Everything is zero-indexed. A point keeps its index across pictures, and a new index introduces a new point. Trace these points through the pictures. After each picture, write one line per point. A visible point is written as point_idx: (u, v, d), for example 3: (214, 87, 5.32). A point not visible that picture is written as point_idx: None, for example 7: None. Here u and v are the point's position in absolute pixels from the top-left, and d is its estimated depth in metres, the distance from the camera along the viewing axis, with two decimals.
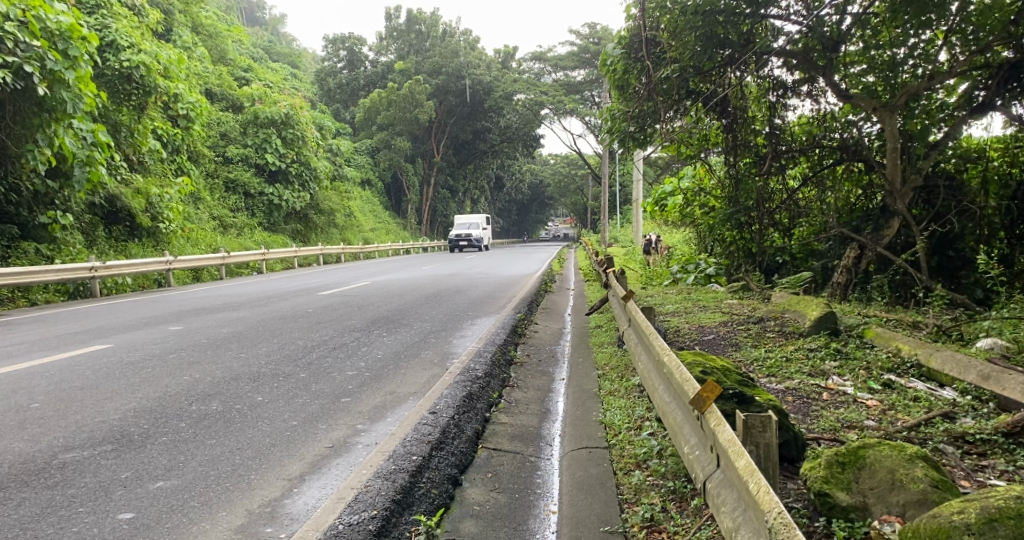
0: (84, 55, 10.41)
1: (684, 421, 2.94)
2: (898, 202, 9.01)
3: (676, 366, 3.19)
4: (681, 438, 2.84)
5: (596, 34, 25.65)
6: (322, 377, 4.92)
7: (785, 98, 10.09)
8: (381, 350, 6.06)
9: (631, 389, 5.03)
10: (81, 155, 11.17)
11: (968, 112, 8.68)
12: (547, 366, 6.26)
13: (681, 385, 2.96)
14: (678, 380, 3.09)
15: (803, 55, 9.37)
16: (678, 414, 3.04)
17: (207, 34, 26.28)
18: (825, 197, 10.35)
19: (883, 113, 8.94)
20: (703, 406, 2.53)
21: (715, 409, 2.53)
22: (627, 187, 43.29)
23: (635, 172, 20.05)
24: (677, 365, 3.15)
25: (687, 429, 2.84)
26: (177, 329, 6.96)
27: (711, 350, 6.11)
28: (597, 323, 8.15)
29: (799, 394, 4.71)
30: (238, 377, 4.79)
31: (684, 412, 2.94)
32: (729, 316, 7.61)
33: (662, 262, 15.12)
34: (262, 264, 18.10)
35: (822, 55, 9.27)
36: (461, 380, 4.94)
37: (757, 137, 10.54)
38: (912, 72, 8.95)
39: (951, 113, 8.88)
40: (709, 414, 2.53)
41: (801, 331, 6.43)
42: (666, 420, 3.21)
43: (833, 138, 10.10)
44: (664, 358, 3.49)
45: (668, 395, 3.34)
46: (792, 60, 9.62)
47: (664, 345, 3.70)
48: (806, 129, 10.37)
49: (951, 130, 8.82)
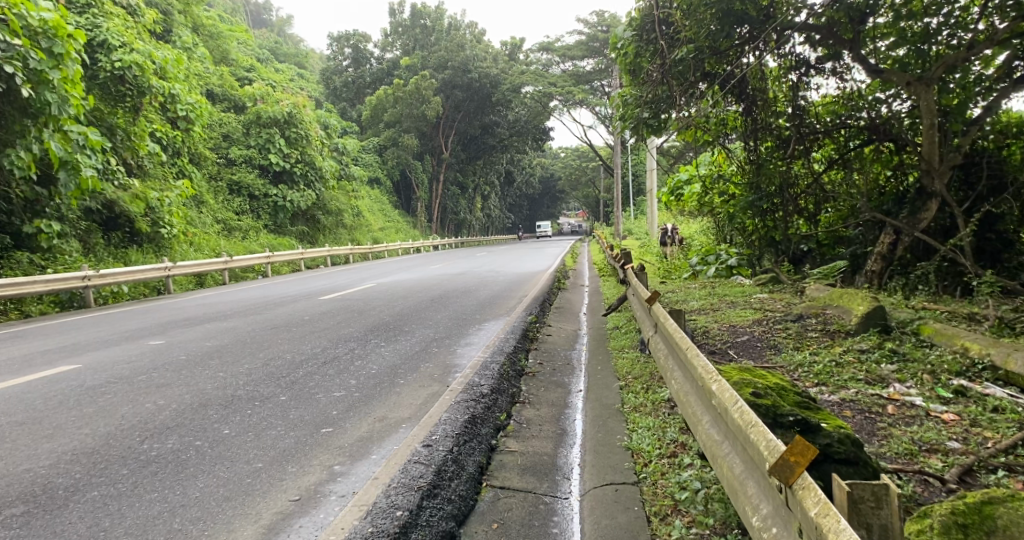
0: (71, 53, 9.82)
1: (749, 474, 2.35)
2: (936, 183, 8.22)
3: (728, 397, 2.57)
4: (753, 509, 2.23)
5: (604, 23, 24.80)
6: (305, 400, 4.29)
7: (807, 77, 9.37)
8: (377, 364, 5.41)
9: (660, 405, 4.41)
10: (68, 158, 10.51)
11: (1011, 84, 7.85)
12: (562, 376, 5.59)
13: (747, 434, 2.32)
14: (737, 424, 2.43)
15: (828, 29, 8.54)
16: (738, 463, 2.44)
17: (209, 35, 25.89)
18: (853, 179, 9.61)
19: (917, 88, 8.11)
20: (793, 475, 2.00)
21: (805, 480, 2.02)
22: (640, 177, 42.44)
23: (649, 162, 19.30)
24: (730, 397, 2.53)
25: (758, 489, 2.25)
26: (158, 343, 6.37)
27: (746, 355, 5.41)
28: (616, 323, 7.50)
29: (858, 407, 4.04)
30: (208, 403, 4.17)
31: (749, 465, 2.35)
32: (763, 313, 6.89)
33: (681, 256, 14.33)
34: (267, 267, 17.57)
35: (848, 29, 8.46)
36: (463, 400, 4.31)
37: (780, 119, 9.72)
38: (947, 43, 8.18)
39: (988, 86, 8.17)
40: (804, 485, 1.99)
41: (846, 329, 5.72)
42: (720, 469, 2.56)
43: (860, 118, 9.34)
44: (709, 385, 2.83)
45: (716, 429, 2.74)
46: (815, 36, 8.86)
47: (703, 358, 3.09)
48: (830, 109, 9.53)
49: (994, 101, 7.97)
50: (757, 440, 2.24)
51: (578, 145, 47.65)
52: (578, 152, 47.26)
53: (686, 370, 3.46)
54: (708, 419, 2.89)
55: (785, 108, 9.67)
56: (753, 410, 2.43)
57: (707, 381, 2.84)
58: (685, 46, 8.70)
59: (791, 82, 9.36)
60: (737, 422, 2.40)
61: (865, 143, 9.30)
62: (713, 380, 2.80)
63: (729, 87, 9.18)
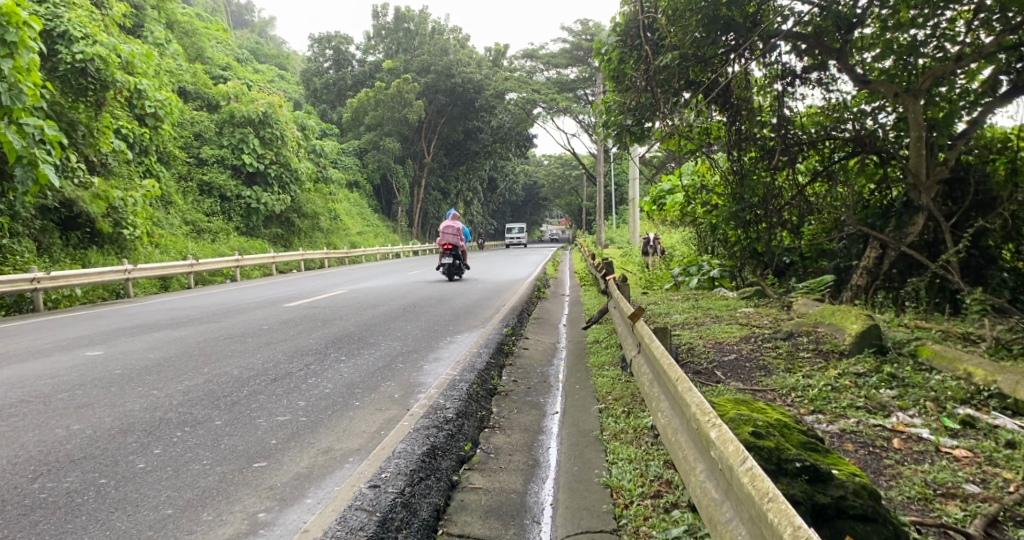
0: (25, 40, 9.22)
1: None
2: (923, 197, 7.92)
3: (737, 455, 2.11)
4: None
5: (588, 31, 24.43)
6: (242, 425, 3.84)
7: (794, 87, 9.05)
8: (332, 382, 4.94)
9: (643, 434, 4.01)
10: (23, 152, 9.85)
11: (997, 98, 7.60)
12: (536, 396, 5.15)
13: (767, 516, 1.85)
14: (749, 496, 1.97)
15: (814, 38, 8.27)
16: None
17: (183, 32, 25.22)
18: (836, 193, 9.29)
19: (907, 99, 7.75)
20: None
21: None
22: (623, 186, 42.20)
23: (632, 170, 18.93)
24: (740, 458, 2.07)
25: None
26: (95, 355, 5.87)
27: (735, 377, 5.00)
28: (596, 337, 7.08)
29: (860, 439, 3.64)
30: (130, 426, 3.72)
31: None
32: (751, 330, 6.49)
33: (664, 265, 13.97)
34: (237, 270, 16.98)
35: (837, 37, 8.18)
36: (423, 427, 3.85)
37: (765, 129, 9.41)
38: (932, 55, 7.82)
39: (974, 100, 7.89)
40: None
41: (840, 349, 5.33)
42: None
43: (844, 130, 9.03)
44: (709, 435, 2.36)
45: (716, 485, 2.29)
46: (800, 44, 8.55)
47: (697, 393, 2.63)
48: (815, 120, 9.22)
49: (980, 115, 7.72)
50: (780, 525, 1.79)
51: (562, 153, 47.34)
52: (562, 160, 46.97)
53: (675, 402, 3.00)
54: (704, 470, 2.44)
55: (771, 117, 9.34)
56: (769, 477, 1.99)
57: (705, 426, 2.38)
58: (670, 53, 8.35)
59: (776, 92, 9.18)
60: (750, 492, 1.95)
61: (850, 155, 8.99)
62: (713, 427, 2.34)
63: (712, 95, 8.87)
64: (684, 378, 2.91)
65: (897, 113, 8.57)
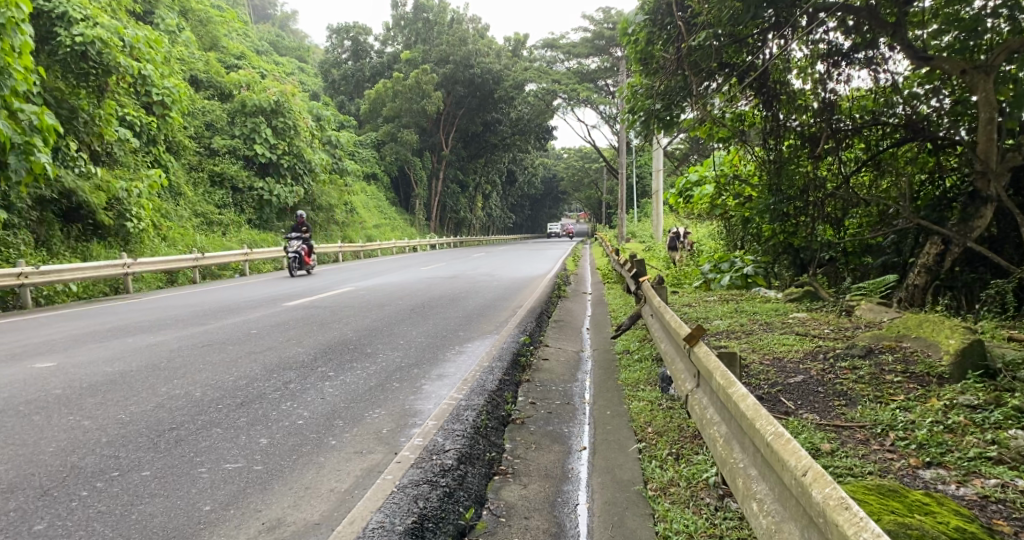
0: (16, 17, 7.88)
1: None
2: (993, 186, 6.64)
3: None
4: None
5: (611, 19, 23.28)
6: (177, 473, 2.99)
7: (839, 67, 7.91)
8: (308, 409, 4.00)
9: (702, 491, 3.03)
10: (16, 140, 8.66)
11: None
12: (557, 424, 4.17)
13: None
14: None
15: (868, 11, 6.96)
16: None
17: (197, 20, 24.48)
18: (880, 181, 8.13)
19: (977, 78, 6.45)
20: None
21: None
22: (645, 179, 41.00)
23: (659, 161, 17.83)
24: None
25: None
26: (43, 369, 5.05)
27: (809, 407, 3.98)
28: (626, 347, 6.10)
29: (1014, 517, 2.71)
30: (32, 481, 2.90)
31: None
32: (815, 342, 5.42)
33: (693, 262, 12.81)
34: (245, 265, 16.08)
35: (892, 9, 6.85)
36: (411, 487, 2.91)
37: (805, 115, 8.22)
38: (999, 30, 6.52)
39: None
40: None
41: (937, 373, 4.24)
42: None
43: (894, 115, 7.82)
44: None
45: None
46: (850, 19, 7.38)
47: (864, 521, 1.68)
48: (861, 104, 8.02)
49: None
50: None
51: (582, 146, 46.33)
52: (582, 154, 46.00)
53: (783, 492, 2.07)
54: None
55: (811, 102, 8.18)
56: None
57: None
58: (706, 31, 7.26)
59: (817, 75, 8.00)
60: None
61: (899, 144, 7.71)
62: None
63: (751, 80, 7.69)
64: (807, 464, 1.95)
65: (956, 97, 7.28)
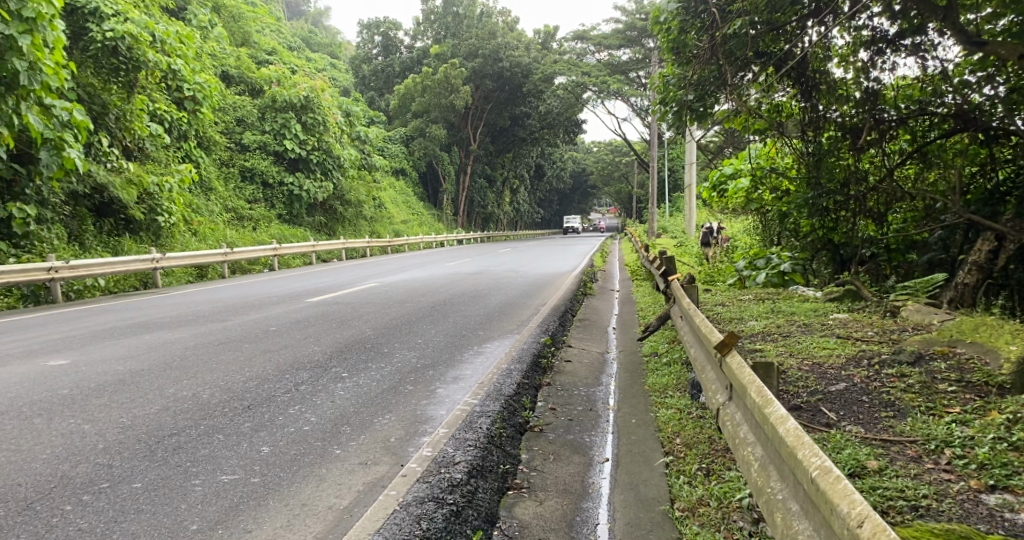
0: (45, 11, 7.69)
1: None
2: None
3: None
4: None
5: (643, 10, 22.78)
6: (168, 485, 2.82)
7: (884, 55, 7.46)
8: (315, 414, 3.81)
9: (733, 514, 2.75)
10: (49, 135, 8.60)
11: None
12: (578, 433, 3.91)
13: None
14: None
15: None
16: None
17: (230, 16, 24.57)
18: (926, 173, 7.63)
19: None
20: None
21: None
22: (676, 173, 40.32)
23: (692, 155, 17.36)
24: None
25: None
26: (56, 367, 4.95)
27: (854, 419, 3.67)
28: (655, 348, 5.80)
29: None
30: (18, 491, 2.76)
31: None
32: (858, 346, 5.07)
33: (726, 259, 12.36)
34: (274, 260, 16.07)
35: None
36: (413, 506, 2.69)
37: (846, 105, 7.62)
38: None
39: None
40: None
41: (996, 382, 3.89)
42: None
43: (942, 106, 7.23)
44: None
45: None
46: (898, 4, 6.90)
47: None
48: (907, 94, 7.48)
49: None
50: None
51: (612, 140, 45.77)
52: (612, 148, 45.48)
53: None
54: None
55: (852, 92, 7.57)
56: None
57: None
58: (741, 18, 6.88)
59: (860, 62, 7.51)
60: None
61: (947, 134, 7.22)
62: None
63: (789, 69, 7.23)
64: (865, 514, 1.69)
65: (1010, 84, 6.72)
